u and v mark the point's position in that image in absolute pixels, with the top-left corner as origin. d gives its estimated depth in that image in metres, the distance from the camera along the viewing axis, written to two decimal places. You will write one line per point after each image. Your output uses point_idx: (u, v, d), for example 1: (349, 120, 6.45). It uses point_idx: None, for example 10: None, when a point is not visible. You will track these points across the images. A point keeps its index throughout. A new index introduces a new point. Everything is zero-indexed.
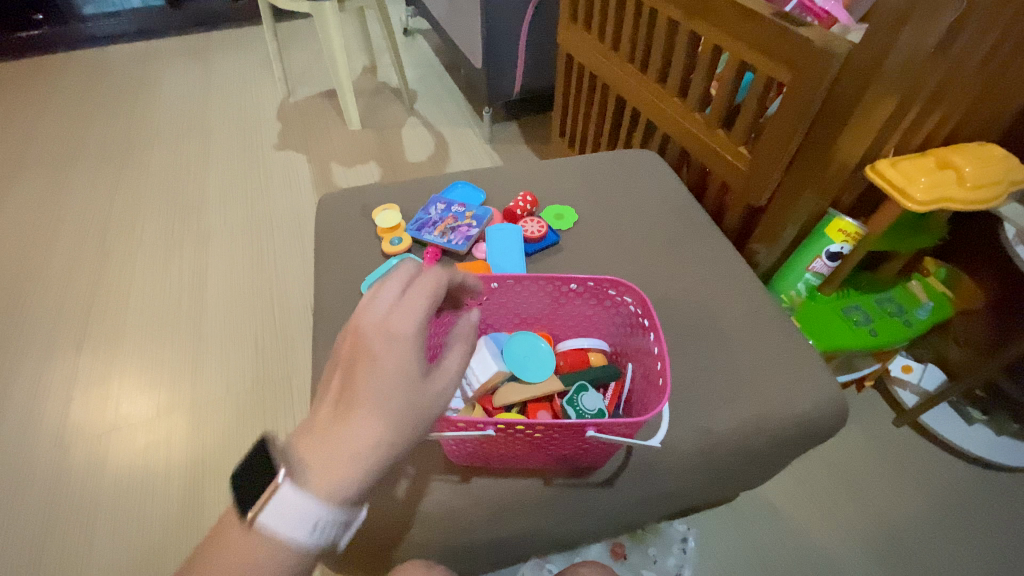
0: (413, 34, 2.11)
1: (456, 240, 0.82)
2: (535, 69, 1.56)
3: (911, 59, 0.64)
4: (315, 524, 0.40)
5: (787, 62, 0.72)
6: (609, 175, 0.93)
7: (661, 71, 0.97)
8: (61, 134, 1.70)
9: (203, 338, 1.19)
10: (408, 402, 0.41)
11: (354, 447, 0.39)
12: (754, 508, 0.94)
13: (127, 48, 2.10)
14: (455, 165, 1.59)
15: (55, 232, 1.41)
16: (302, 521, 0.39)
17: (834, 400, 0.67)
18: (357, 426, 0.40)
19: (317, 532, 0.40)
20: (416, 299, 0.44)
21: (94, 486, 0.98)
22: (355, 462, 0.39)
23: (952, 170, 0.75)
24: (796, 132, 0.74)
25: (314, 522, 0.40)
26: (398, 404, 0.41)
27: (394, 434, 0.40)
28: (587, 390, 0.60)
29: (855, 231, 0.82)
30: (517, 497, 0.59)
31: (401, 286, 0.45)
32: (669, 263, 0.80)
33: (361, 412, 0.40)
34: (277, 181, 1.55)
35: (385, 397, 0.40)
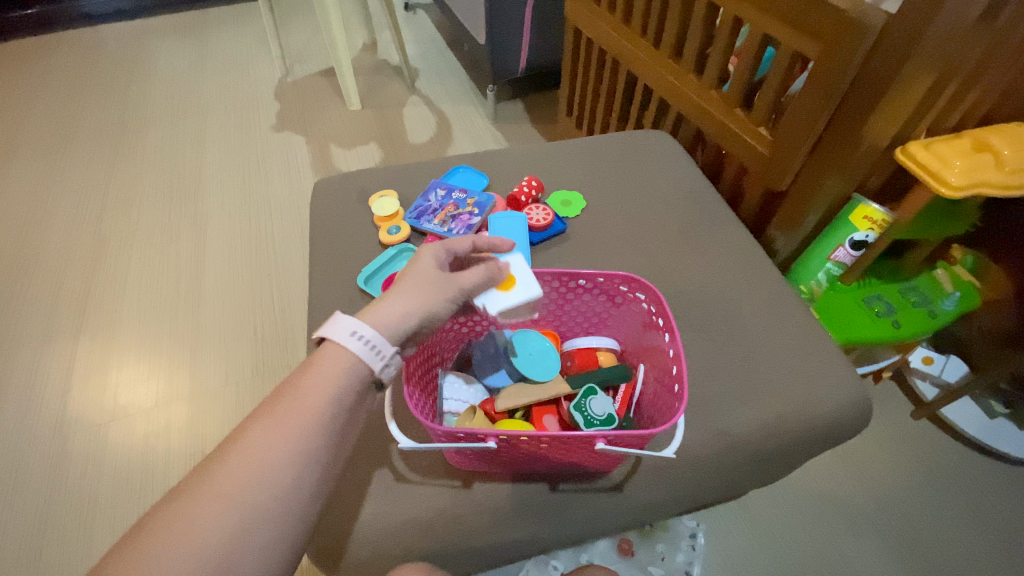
0: (414, 8, 2.03)
1: (456, 227, 0.78)
2: (541, 43, 1.50)
3: (954, 29, 0.58)
4: (382, 353, 0.46)
5: (815, 34, 0.66)
6: (619, 158, 0.88)
7: (676, 45, 0.91)
8: (55, 116, 1.66)
9: (202, 326, 1.16)
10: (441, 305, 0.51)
11: (387, 315, 0.47)
12: (766, 503, 0.91)
13: (121, 26, 2.04)
14: (458, 146, 1.54)
15: (50, 217, 1.38)
16: (349, 328, 0.46)
17: (857, 398, 0.64)
18: (396, 300, 0.48)
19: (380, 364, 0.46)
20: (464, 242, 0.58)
21: (94, 477, 0.96)
22: (386, 324, 0.47)
23: (989, 152, 0.69)
24: (822, 112, 0.69)
25: (382, 353, 0.46)
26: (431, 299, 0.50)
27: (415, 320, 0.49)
28: (596, 393, 0.56)
29: (881, 218, 0.77)
30: (522, 502, 0.57)
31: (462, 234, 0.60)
32: (684, 251, 0.76)
33: (410, 295, 0.49)
34: (275, 164, 1.50)
35: (429, 292, 0.50)
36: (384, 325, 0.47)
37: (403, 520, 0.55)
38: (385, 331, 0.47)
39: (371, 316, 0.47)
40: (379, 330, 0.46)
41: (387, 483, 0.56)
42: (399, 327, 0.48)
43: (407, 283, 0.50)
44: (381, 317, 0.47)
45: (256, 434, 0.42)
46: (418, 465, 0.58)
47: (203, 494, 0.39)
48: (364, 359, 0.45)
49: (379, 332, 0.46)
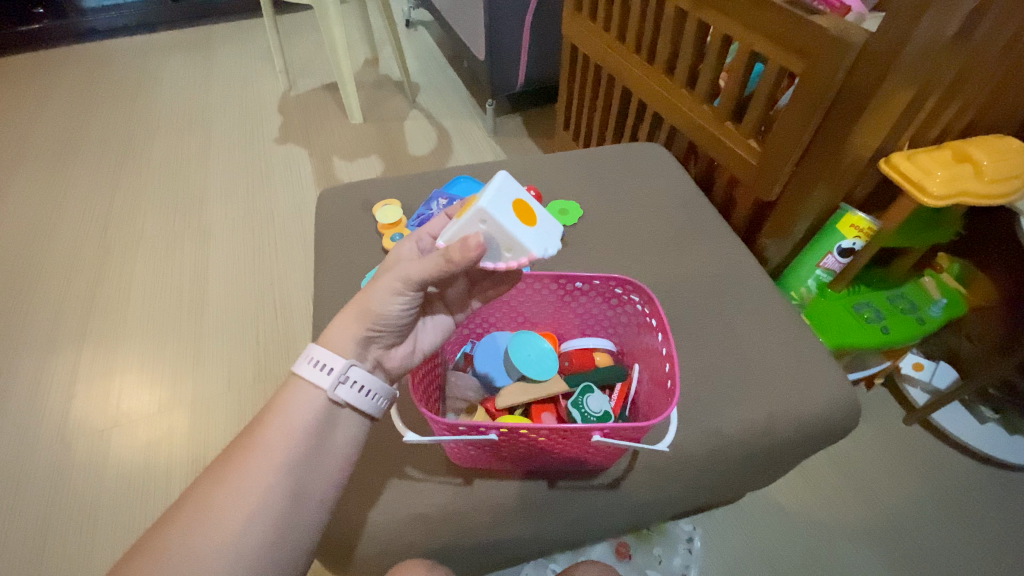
0: (415, 26, 2.09)
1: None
2: (539, 59, 1.54)
3: (931, 47, 0.61)
4: (342, 378, 0.48)
5: (800, 51, 0.70)
6: (614, 169, 0.91)
7: (668, 61, 0.95)
8: (61, 128, 1.69)
9: (204, 334, 1.18)
10: (381, 306, 0.49)
11: (337, 331, 0.50)
12: (762, 507, 0.92)
13: (128, 41, 2.08)
14: (457, 159, 1.58)
15: (56, 227, 1.40)
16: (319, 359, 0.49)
17: (846, 399, 0.66)
18: (345, 316, 0.50)
19: (344, 388, 0.48)
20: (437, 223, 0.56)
21: (96, 482, 0.97)
22: (336, 341, 0.49)
23: (970, 163, 0.72)
24: (808, 125, 0.72)
25: (340, 377, 0.48)
26: (372, 306, 0.49)
27: (361, 331, 0.50)
28: (592, 392, 0.60)
29: (867, 226, 0.80)
30: (521, 499, 0.58)
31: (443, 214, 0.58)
32: (676, 258, 0.79)
33: (356, 307, 0.50)
34: (278, 175, 1.53)
35: (371, 299, 0.49)
36: (335, 342, 0.50)
37: (406, 516, 0.56)
38: (336, 349, 0.49)
39: (327, 337, 0.50)
40: (328, 349, 0.49)
41: (390, 480, 0.58)
42: (349, 340, 0.50)
43: (359, 295, 0.51)
44: (334, 335, 0.50)
45: (229, 477, 0.46)
46: (420, 463, 0.59)
47: (184, 531, 0.44)
48: (321, 385, 0.48)
49: (330, 352, 0.49)
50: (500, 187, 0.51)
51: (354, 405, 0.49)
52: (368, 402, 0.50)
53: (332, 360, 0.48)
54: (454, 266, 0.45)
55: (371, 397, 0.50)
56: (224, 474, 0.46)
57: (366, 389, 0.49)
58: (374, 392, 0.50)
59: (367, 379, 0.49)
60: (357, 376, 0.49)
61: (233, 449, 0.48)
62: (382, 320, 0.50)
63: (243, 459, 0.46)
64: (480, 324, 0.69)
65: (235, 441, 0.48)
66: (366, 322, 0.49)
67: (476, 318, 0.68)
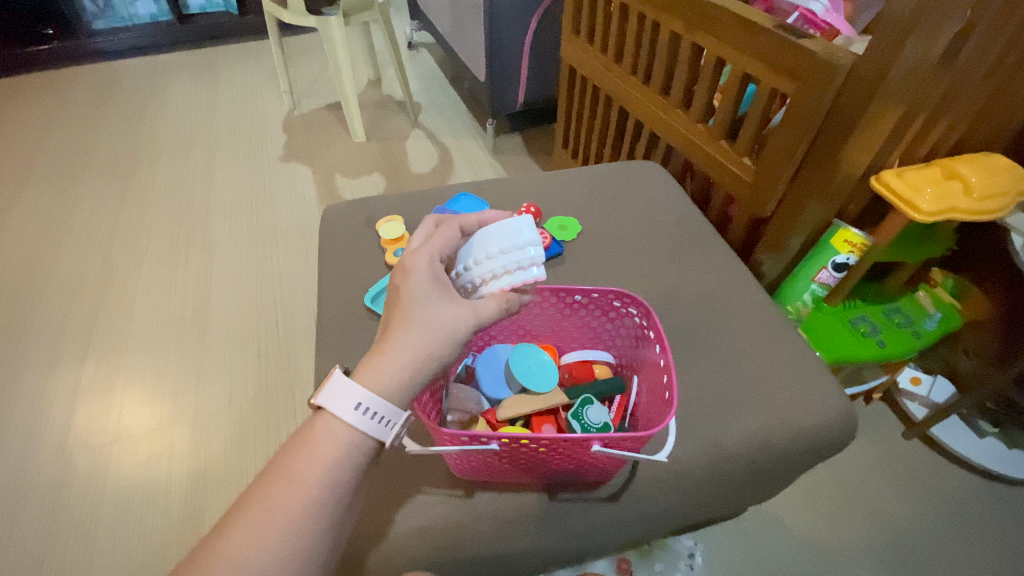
0: (417, 47, 2.14)
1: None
2: (538, 80, 1.57)
3: (916, 70, 0.64)
4: (360, 405, 0.45)
5: (790, 73, 0.72)
6: (612, 186, 0.93)
7: (664, 82, 0.98)
8: (69, 147, 1.72)
9: (206, 348, 1.18)
10: (447, 351, 0.48)
11: (386, 376, 0.46)
12: (764, 523, 0.92)
13: (135, 63, 2.13)
14: (458, 176, 1.60)
15: (61, 244, 1.42)
16: (347, 398, 0.45)
17: (843, 412, 0.66)
18: (393, 358, 0.47)
19: (360, 415, 0.45)
20: (434, 245, 0.53)
21: (95, 498, 0.97)
22: (387, 387, 0.46)
23: (959, 180, 0.74)
24: (800, 143, 0.74)
25: (356, 404, 0.45)
26: (434, 350, 0.47)
27: (417, 377, 0.47)
28: (592, 403, 0.61)
29: (861, 241, 0.82)
30: (521, 512, 0.59)
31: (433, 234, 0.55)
32: (674, 273, 0.80)
33: (408, 352, 0.47)
34: (281, 192, 1.56)
35: (429, 343, 0.47)
36: (384, 387, 0.46)
37: (409, 529, 0.57)
38: (388, 398, 0.46)
39: (368, 378, 0.46)
40: (381, 398, 0.45)
41: (393, 493, 0.58)
42: (403, 385, 0.47)
43: (406, 338, 0.47)
44: (378, 378, 0.46)
45: (231, 533, 0.42)
46: (422, 476, 0.60)
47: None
48: (340, 413, 0.45)
49: (375, 396, 0.45)
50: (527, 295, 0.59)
51: (372, 434, 0.46)
52: (386, 432, 0.46)
53: (366, 399, 0.45)
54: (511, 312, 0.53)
55: (389, 428, 0.46)
56: (223, 531, 0.42)
57: (383, 418, 0.45)
58: (391, 423, 0.46)
59: (381, 407, 0.45)
60: (369, 404, 0.45)
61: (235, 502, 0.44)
62: (443, 364, 0.48)
63: (246, 510, 0.43)
64: (481, 337, 0.71)
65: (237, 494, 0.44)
66: (424, 367, 0.47)
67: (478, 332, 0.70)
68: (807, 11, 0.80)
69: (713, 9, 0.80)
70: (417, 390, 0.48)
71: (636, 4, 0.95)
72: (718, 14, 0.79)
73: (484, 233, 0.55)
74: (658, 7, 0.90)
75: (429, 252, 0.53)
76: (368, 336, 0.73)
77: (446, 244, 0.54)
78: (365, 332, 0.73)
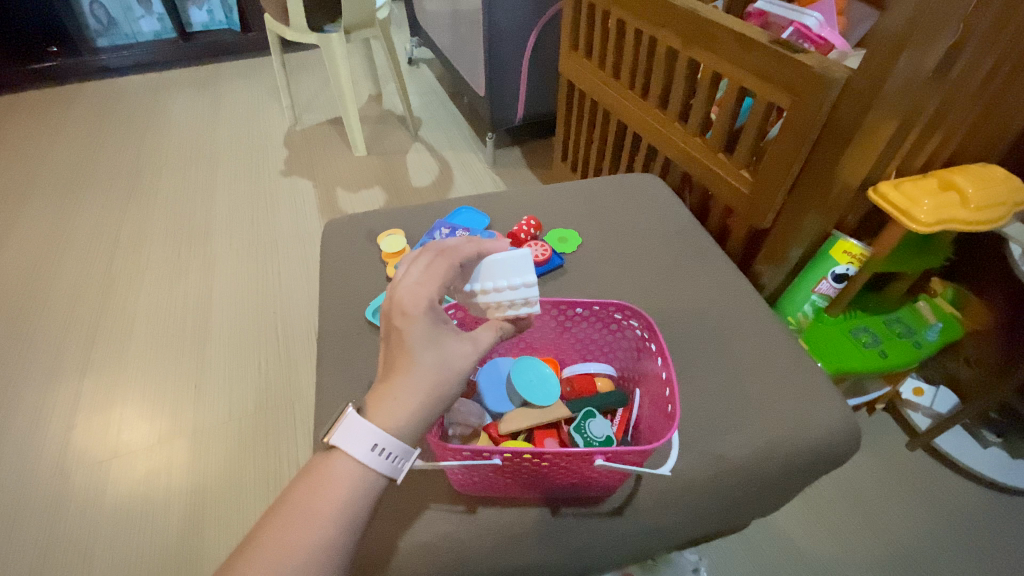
0: (417, 63, 2.17)
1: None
2: (537, 95, 1.59)
3: (910, 83, 0.64)
4: (375, 446, 0.44)
5: (786, 87, 0.73)
6: (611, 199, 0.94)
7: (661, 96, 0.99)
8: (72, 163, 1.74)
9: (206, 363, 1.18)
10: (457, 387, 0.48)
11: (401, 414, 0.45)
12: (768, 537, 0.91)
13: (138, 79, 2.15)
14: (458, 189, 1.61)
15: (62, 259, 1.42)
16: (365, 439, 0.44)
17: (847, 424, 0.66)
18: (407, 396, 0.46)
19: (374, 455, 0.44)
20: (431, 287, 0.49)
21: (93, 515, 0.96)
22: (401, 424, 0.45)
23: (955, 191, 0.75)
24: (797, 156, 0.75)
25: (371, 445, 0.44)
26: (446, 387, 0.47)
27: (428, 413, 0.47)
28: (594, 417, 0.61)
29: (860, 253, 0.82)
30: (524, 528, 0.58)
31: (426, 269, 0.50)
32: (675, 285, 0.80)
33: (419, 391, 0.46)
34: (283, 207, 1.57)
35: (440, 382, 0.47)
36: (398, 425, 0.45)
37: (411, 546, 0.56)
38: (400, 435, 0.45)
39: (381, 416, 0.45)
40: (394, 435, 0.45)
41: (395, 508, 0.58)
42: (415, 422, 0.46)
43: (417, 380, 0.46)
44: (392, 416, 0.45)
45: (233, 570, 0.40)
46: (425, 492, 0.59)
47: None
48: (354, 454, 0.44)
49: (392, 438, 0.44)
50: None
51: (384, 473, 0.45)
52: (398, 469, 0.46)
53: (384, 441, 0.44)
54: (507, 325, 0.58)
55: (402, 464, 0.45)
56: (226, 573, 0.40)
57: (397, 457, 0.45)
58: (405, 459, 0.45)
59: (397, 447, 0.44)
60: (385, 444, 0.44)
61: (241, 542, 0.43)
62: (452, 398, 0.48)
63: (250, 546, 0.41)
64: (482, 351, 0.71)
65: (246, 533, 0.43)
66: (436, 404, 0.47)
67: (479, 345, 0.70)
68: (800, 26, 0.79)
69: (709, 25, 0.81)
70: (428, 424, 0.47)
71: (633, 20, 0.97)
72: (714, 30, 0.80)
73: (490, 260, 0.56)
74: (655, 22, 0.92)
75: (428, 296, 0.49)
76: (370, 350, 0.73)
77: (444, 281, 0.51)
78: (366, 345, 0.73)
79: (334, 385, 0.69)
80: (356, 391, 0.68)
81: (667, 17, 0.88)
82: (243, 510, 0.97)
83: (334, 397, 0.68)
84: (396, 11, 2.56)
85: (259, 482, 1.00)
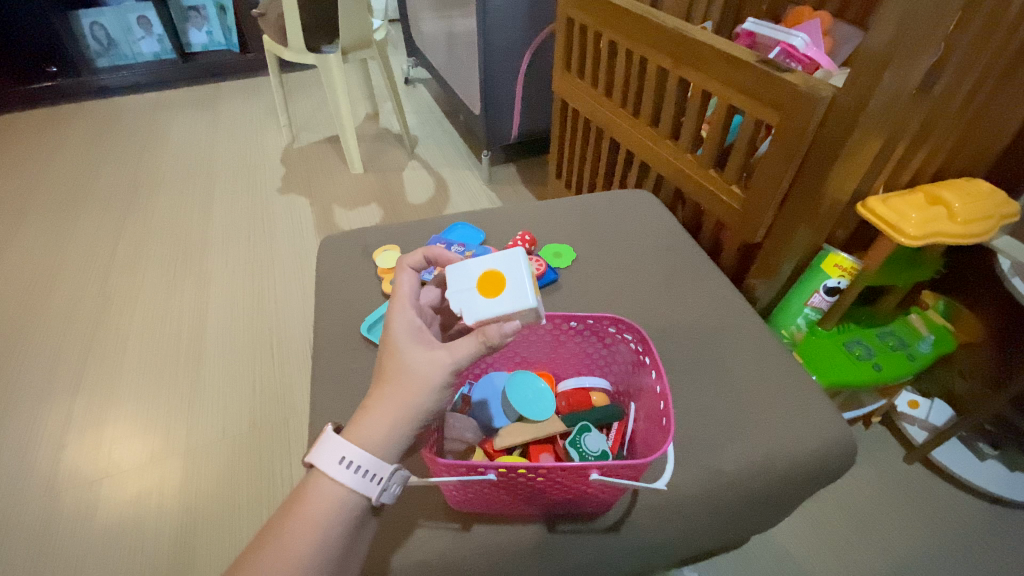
0: (413, 83, 2.21)
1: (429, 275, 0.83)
2: (531, 113, 1.62)
3: (895, 101, 0.66)
4: (344, 460, 0.45)
5: (773, 104, 0.75)
6: (606, 214, 0.95)
7: (652, 114, 1.01)
8: (69, 182, 1.74)
9: (201, 381, 1.17)
10: (429, 401, 0.47)
11: (374, 431, 0.46)
12: (767, 553, 0.90)
13: (137, 99, 2.17)
14: (454, 205, 1.63)
15: (57, 278, 1.42)
16: (334, 454, 0.46)
17: (842, 437, 0.66)
18: (381, 409, 0.47)
19: (346, 471, 0.45)
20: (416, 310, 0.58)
21: (82, 538, 0.94)
22: (374, 442, 0.46)
23: (942, 205, 0.76)
24: (785, 172, 0.76)
25: (341, 459, 0.46)
26: (417, 399, 0.47)
27: (404, 425, 0.47)
28: (590, 431, 0.61)
29: (851, 265, 0.83)
30: (520, 545, 0.58)
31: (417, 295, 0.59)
32: (668, 300, 0.81)
33: (391, 401, 0.47)
34: (279, 224, 1.57)
35: (410, 393, 0.47)
36: (372, 442, 0.46)
37: (405, 566, 0.55)
38: (374, 452, 0.46)
39: (357, 431, 0.47)
40: (370, 453, 0.46)
41: (390, 528, 0.57)
42: (389, 437, 0.47)
43: (389, 386, 0.48)
44: (366, 432, 0.46)
45: None
46: (419, 509, 0.59)
47: None
48: (327, 470, 0.46)
49: (361, 452, 0.45)
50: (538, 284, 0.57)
51: (359, 490, 0.46)
52: (373, 487, 0.46)
53: (352, 453, 0.45)
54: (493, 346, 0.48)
55: (375, 482, 0.46)
56: None
57: (368, 472, 0.46)
58: (377, 476, 0.46)
59: (366, 461, 0.45)
60: (354, 457, 0.45)
61: (246, 560, 0.44)
62: (428, 415, 0.48)
63: None
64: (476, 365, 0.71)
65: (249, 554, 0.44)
66: (410, 416, 0.47)
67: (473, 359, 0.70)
68: (788, 46, 0.84)
69: (697, 46, 0.83)
70: (406, 443, 0.48)
71: (623, 42, 0.99)
72: (702, 50, 0.83)
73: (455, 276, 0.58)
74: (646, 44, 0.94)
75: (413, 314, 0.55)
76: (364, 365, 0.73)
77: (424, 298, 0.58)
78: (362, 362, 0.73)
79: (328, 401, 0.69)
80: (352, 407, 0.68)
81: (657, 37, 0.90)
82: (235, 529, 0.95)
83: (329, 413, 0.68)
84: (392, 31, 2.62)
85: (252, 501, 0.99)
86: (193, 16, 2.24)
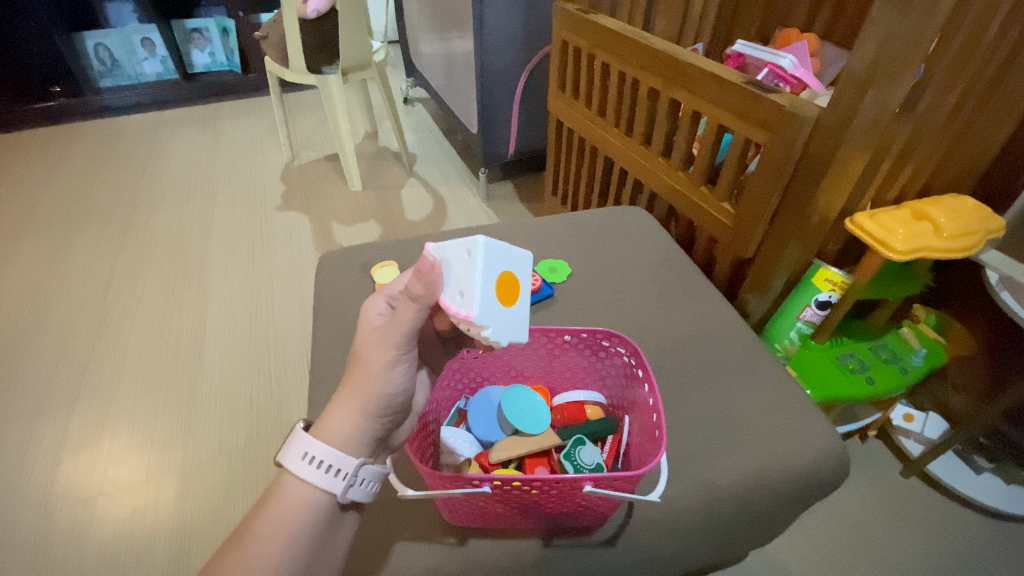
0: (413, 102, 2.26)
1: None
2: (528, 132, 1.65)
3: (877, 120, 0.68)
4: (307, 456, 0.47)
5: (760, 123, 0.77)
6: (600, 230, 0.97)
7: (645, 132, 1.03)
8: (70, 199, 1.76)
9: (199, 397, 1.17)
10: (382, 385, 0.49)
11: (339, 427, 0.49)
12: (765, 569, 0.89)
13: (139, 118, 2.21)
14: (452, 222, 1.65)
15: (55, 295, 1.42)
16: (299, 450, 0.47)
17: (834, 450, 0.66)
18: (345, 404, 0.49)
19: (310, 467, 0.47)
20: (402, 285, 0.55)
21: (72, 558, 0.93)
22: (339, 439, 0.48)
23: (928, 221, 0.77)
24: (774, 188, 0.78)
25: (304, 455, 0.47)
26: (376, 388, 0.49)
27: (371, 416, 0.49)
28: (584, 444, 0.61)
29: (840, 280, 0.84)
30: (515, 561, 0.58)
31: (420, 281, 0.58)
32: (661, 314, 0.82)
33: (353, 393, 0.49)
34: (278, 241, 1.59)
35: (368, 383, 0.49)
36: (336, 438, 0.48)
37: None
38: (338, 447, 0.48)
39: (323, 430, 0.49)
40: (333, 448, 0.48)
41: (386, 544, 0.57)
42: (353, 433, 0.49)
43: (350, 378, 0.50)
44: (330, 429, 0.49)
45: None
46: (415, 524, 0.59)
47: None
48: (293, 468, 0.47)
49: (320, 444, 0.47)
50: (510, 262, 0.53)
51: (324, 486, 0.48)
52: (339, 483, 0.48)
53: (314, 448, 0.47)
54: (422, 302, 0.48)
55: (340, 477, 0.48)
56: None
57: (333, 467, 0.48)
58: (342, 472, 0.48)
59: (330, 456, 0.47)
60: (317, 452, 0.47)
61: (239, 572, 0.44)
62: (391, 401, 0.50)
63: None
64: (473, 379, 0.72)
65: (231, 556, 0.45)
66: (369, 406, 0.49)
67: (470, 373, 0.71)
68: (777, 68, 0.87)
69: (687, 68, 0.86)
70: (372, 433, 0.50)
71: (616, 63, 1.02)
72: (692, 72, 0.85)
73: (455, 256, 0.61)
74: (637, 65, 0.97)
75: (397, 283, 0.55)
76: None
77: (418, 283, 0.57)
78: None
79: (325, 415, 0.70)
80: None
81: (648, 59, 0.93)
82: None
83: None
84: (393, 53, 2.67)
85: None
86: (195, 37, 2.30)
